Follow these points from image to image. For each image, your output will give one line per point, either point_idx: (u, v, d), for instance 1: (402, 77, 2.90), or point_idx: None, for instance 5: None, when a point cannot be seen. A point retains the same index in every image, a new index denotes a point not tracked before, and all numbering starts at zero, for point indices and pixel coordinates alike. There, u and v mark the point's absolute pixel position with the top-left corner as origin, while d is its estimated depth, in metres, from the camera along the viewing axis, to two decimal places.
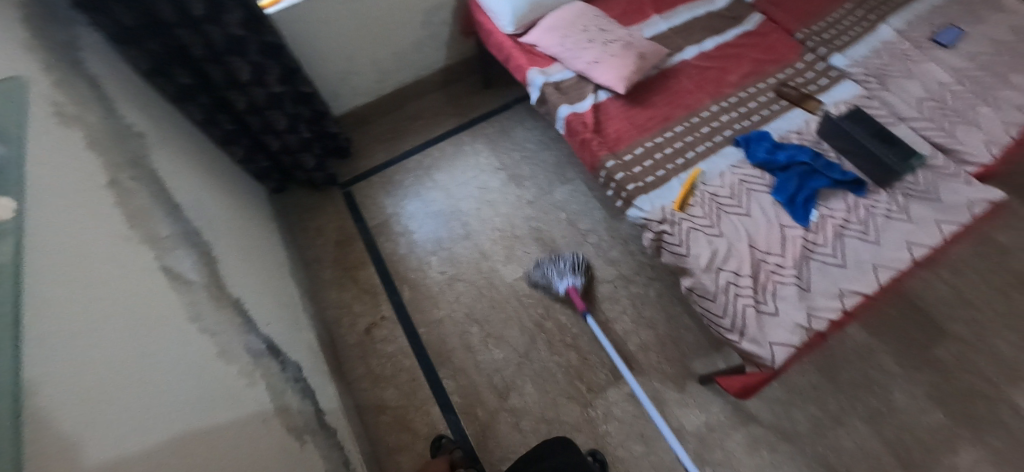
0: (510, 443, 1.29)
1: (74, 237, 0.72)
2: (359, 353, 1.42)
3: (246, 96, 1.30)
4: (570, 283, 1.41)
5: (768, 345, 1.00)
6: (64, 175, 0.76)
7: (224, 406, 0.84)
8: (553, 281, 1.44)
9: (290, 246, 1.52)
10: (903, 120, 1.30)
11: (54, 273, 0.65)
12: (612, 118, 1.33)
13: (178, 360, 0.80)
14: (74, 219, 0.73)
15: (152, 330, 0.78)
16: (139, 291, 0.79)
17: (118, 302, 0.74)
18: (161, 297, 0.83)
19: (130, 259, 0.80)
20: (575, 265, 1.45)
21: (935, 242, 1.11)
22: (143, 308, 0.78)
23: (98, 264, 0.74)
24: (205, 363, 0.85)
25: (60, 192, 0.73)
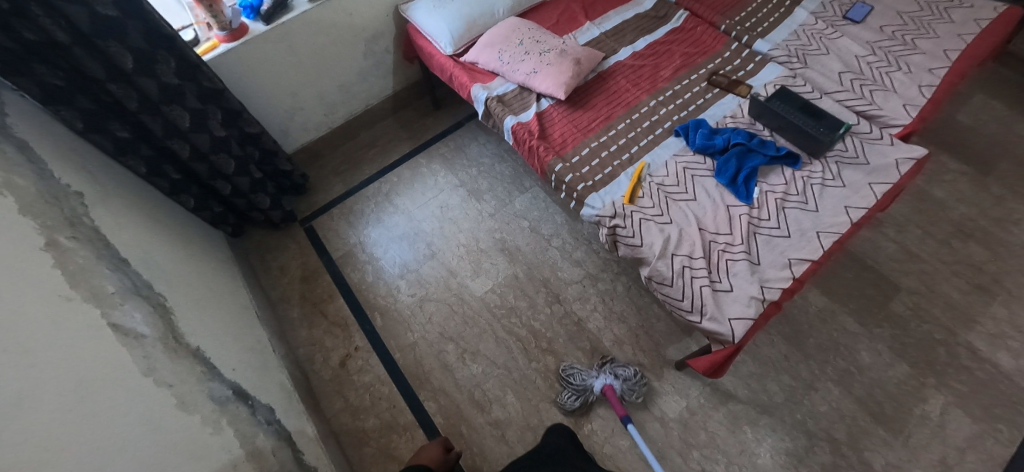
0: (497, 456, 1.29)
1: (6, 304, 0.70)
2: (336, 387, 1.40)
3: (189, 144, 1.29)
4: (606, 382, 1.29)
5: (727, 321, 1.03)
6: None
7: (185, 460, 0.82)
8: (588, 382, 1.32)
9: (253, 289, 1.50)
10: (827, 93, 1.38)
11: None
12: (555, 123, 1.37)
13: (129, 419, 0.78)
14: (5, 286, 0.71)
15: (99, 391, 0.76)
16: (82, 352, 0.77)
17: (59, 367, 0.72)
18: (108, 355, 0.81)
19: (72, 320, 0.78)
20: (628, 380, 1.31)
21: (870, 203, 1.17)
22: (87, 369, 0.76)
23: (32, 330, 0.71)
24: (162, 419, 0.82)
25: None
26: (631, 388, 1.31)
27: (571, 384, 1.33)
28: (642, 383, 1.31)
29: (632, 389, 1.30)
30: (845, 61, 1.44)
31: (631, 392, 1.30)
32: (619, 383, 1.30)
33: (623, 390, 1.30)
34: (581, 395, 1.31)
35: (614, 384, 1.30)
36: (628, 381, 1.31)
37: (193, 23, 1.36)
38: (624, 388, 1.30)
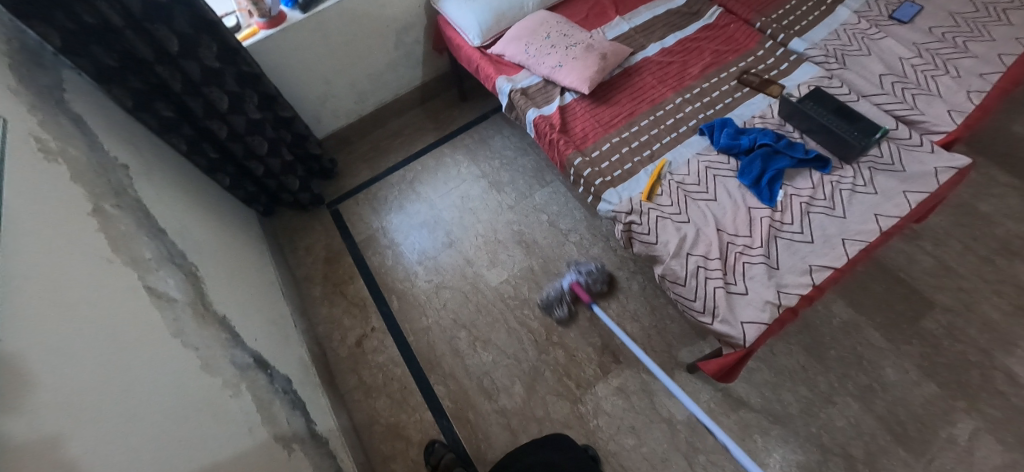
0: (502, 444, 1.31)
1: (57, 259, 0.76)
2: (351, 365, 1.45)
3: (227, 124, 1.36)
4: (571, 277, 1.45)
5: (739, 324, 1.00)
6: (50, 203, 0.81)
7: (207, 417, 0.87)
8: (559, 284, 1.48)
9: (280, 266, 1.57)
10: (865, 96, 1.32)
11: (37, 293, 0.70)
12: (578, 117, 1.37)
13: (162, 373, 0.83)
14: (57, 243, 0.77)
15: (135, 346, 0.81)
16: (122, 309, 0.83)
17: (101, 320, 0.78)
18: (144, 314, 0.87)
19: (114, 280, 0.85)
20: (591, 272, 1.47)
21: (903, 211, 1.11)
22: (126, 325, 0.82)
23: (80, 284, 0.78)
24: (188, 378, 0.88)
25: (44, 218, 0.78)
26: (595, 278, 1.46)
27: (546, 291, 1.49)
28: (603, 273, 1.47)
29: (596, 279, 1.45)
30: (888, 62, 1.37)
31: (596, 281, 1.45)
32: (583, 278, 1.46)
33: (589, 282, 1.45)
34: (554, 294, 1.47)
35: (580, 279, 1.46)
36: (593, 275, 1.47)
37: (236, 10, 1.43)
38: (588, 279, 1.45)
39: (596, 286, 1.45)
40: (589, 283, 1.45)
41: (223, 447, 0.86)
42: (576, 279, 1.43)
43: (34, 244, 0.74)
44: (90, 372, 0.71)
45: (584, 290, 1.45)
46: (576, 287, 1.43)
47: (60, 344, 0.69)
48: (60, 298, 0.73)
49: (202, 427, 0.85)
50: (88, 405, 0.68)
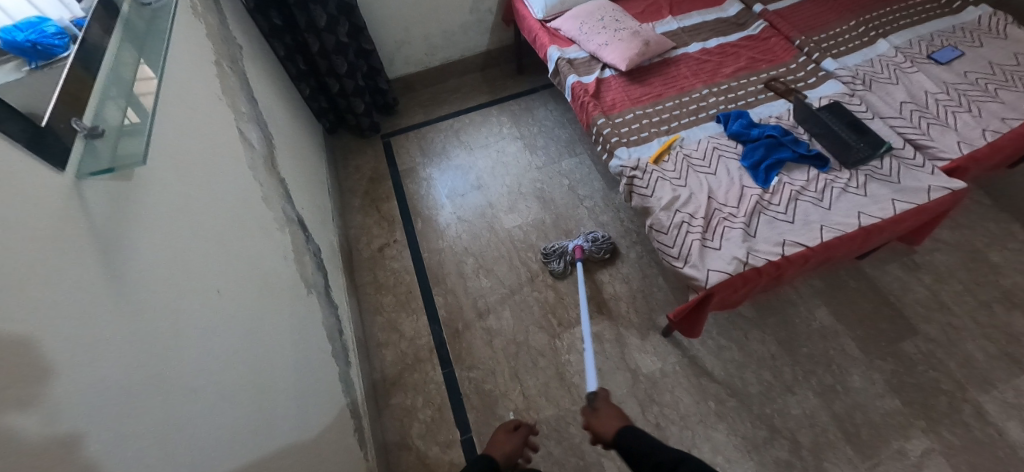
0: (481, 355, 1.47)
1: (192, 76, 1.03)
2: (370, 265, 1.66)
3: (319, 40, 1.61)
4: (576, 242, 1.56)
5: (706, 270, 1.12)
6: (192, 44, 1.07)
7: (259, 229, 1.09)
8: (563, 249, 1.57)
9: (331, 174, 1.82)
10: (881, 118, 1.41)
11: (178, 88, 0.96)
12: (611, 89, 1.54)
13: (239, 184, 1.07)
14: (193, 69, 1.04)
15: (224, 159, 1.05)
16: (223, 129, 1.08)
17: (209, 130, 1.02)
18: (235, 141, 1.12)
19: (222, 110, 1.11)
20: (596, 239, 1.58)
21: (886, 215, 1.19)
22: (224, 140, 1.07)
23: (202, 98, 1.04)
24: (250, 197, 1.10)
25: (187, 48, 1.04)
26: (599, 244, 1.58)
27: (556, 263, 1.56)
28: (607, 240, 1.58)
29: (600, 244, 1.56)
30: (913, 93, 1.45)
31: (600, 248, 1.56)
32: (588, 243, 1.57)
33: (593, 247, 1.56)
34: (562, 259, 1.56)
35: (586, 245, 1.57)
36: (594, 239, 1.58)
37: None
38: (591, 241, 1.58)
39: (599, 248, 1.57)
40: (592, 248, 1.56)
41: (264, 253, 1.08)
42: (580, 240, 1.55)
43: (183, 59, 1.01)
44: (194, 157, 0.93)
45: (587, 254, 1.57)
46: (584, 252, 1.53)
47: (183, 127, 0.93)
48: (188, 103, 0.98)
49: (256, 236, 1.07)
50: (194, 170, 0.92)
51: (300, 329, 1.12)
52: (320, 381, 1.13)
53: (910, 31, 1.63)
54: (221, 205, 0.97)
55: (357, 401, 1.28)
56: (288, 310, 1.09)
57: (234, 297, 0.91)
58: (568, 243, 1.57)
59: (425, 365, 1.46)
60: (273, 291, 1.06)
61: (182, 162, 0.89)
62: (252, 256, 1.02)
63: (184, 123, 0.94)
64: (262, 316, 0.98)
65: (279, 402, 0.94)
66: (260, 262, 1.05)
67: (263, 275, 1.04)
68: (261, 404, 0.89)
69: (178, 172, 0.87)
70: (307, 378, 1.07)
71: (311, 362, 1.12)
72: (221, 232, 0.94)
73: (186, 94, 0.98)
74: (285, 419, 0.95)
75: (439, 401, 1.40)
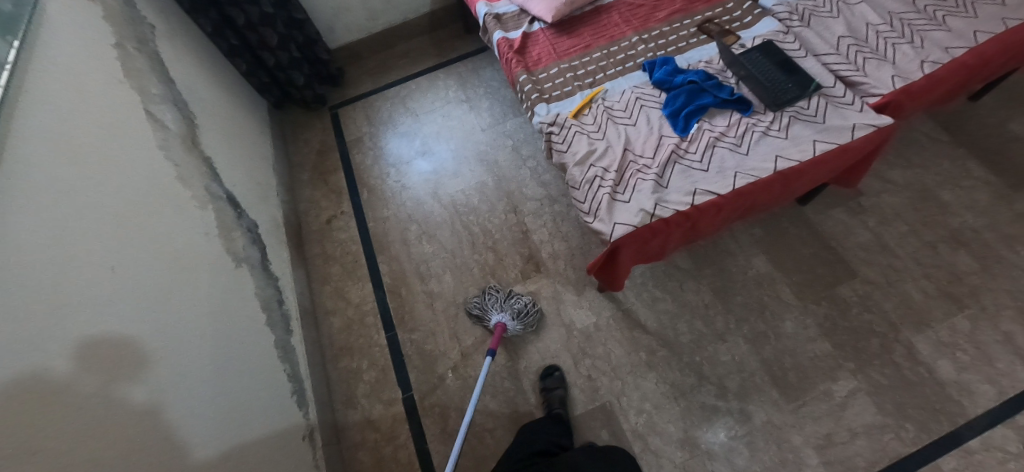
0: (422, 318, 1.50)
1: (65, 51, 1.00)
2: (318, 237, 1.69)
3: (244, 13, 1.58)
4: (500, 319, 1.37)
5: (612, 224, 1.12)
6: (66, 19, 1.04)
7: (167, 198, 1.11)
8: (488, 311, 1.41)
9: (278, 149, 1.83)
10: (816, 55, 1.35)
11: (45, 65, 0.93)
12: (538, 44, 1.50)
13: (139, 155, 1.08)
14: (71, 46, 1.02)
15: (118, 133, 1.05)
16: (113, 102, 1.07)
17: (100, 111, 1.02)
18: (137, 118, 1.12)
19: (114, 85, 1.09)
20: (522, 326, 1.39)
21: (805, 157, 1.16)
22: (116, 112, 1.07)
23: (84, 73, 1.02)
24: (154, 173, 1.10)
25: (56, 23, 1.01)
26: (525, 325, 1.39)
27: (476, 306, 1.44)
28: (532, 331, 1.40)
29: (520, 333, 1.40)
30: (853, 27, 1.38)
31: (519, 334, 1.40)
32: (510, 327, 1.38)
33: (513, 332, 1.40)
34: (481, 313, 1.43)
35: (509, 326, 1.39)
36: (521, 322, 1.39)
37: None
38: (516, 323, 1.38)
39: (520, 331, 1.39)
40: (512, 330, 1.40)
41: (173, 226, 1.10)
42: (500, 324, 1.35)
43: (50, 35, 0.98)
44: (79, 142, 0.94)
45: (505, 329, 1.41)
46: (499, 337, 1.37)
47: (58, 106, 0.92)
48: (67, 82, 0.97)
49: (163, 206, 1.09)
50: (76, 149, 0.93)
51: (224, 298, 1.17)
52: (251, 346, 1.19)
53: None
54: (117, 185, 0.99)
55: (299, 367, 1.34)
56: (205, 282, 1.13)
57: (138, 268, 0.96)
58: (493, 314, 1.38)
59: (369, 330, 1.50)
60: (186, 256, 1.10)
61: (64, 144, 0.90)
62: (158, 223, 1.06)
63: (58, 101, 0.93)
64: (174, 289, 1.03)
65: (212, 366, 1.05)
66: (169, 228, 1.08)
67: (173, 240, 1.08)
68: (190, 356, 0.99)
69: (57, 155, 0.88)
70: (235, 343, 1.15)
71: (238, 330, 1.17)
72: (119, 206, 0.97)
73: (58, 76, 0.95)
74: (227, 362, 1.09)
75: (382, 362, 1.45)
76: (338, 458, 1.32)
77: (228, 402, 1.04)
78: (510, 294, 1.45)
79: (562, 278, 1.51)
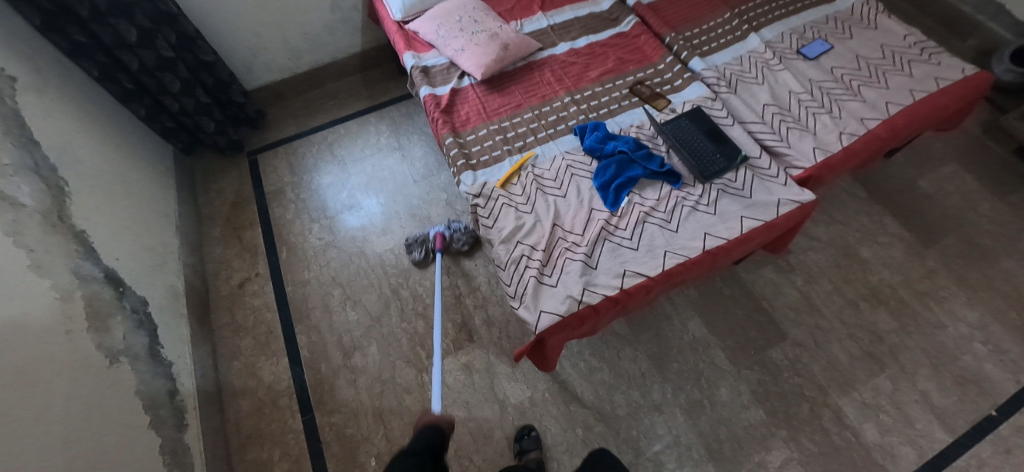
0: (343, 397, 1.37)
1: None
2: (227, 304, 1.52)
3: (138, 57, 1.40)
4: (438, 228, 1.53)
5: (538, 312, 1.10)
6: None
7: (20, 279, 0.97)
8: (424, 233, 1.55)
9: (184, 201, 1.64)
10: (742, 122, 1.37)
11: None
12: (467, 102, 1.44)
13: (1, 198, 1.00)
14: None
15: None
16: None
17: None
18: None
19: None
20: (457, 230, 1.55)
21: (732, 235, 1.19)
22: None
23: None
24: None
25: None
26: (461, 232, 1.55)
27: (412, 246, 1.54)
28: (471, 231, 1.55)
29: (460, 236, 1.53)
30: (777, 94, 1.41)
31: (460, 238, 1.53)
32: (449, 231, 1.54)
33: (454, 236, 1.54)
34: (421, 245, 1.53)
35: (448, 231, 1.54)
36: (457, 229, 1.56)
37: None
38: (452, 229, 1.54)
39: (458, 239, 1.53)
40: (453, 237, 1.54)
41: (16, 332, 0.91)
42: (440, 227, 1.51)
43: None
44: None
45: (447, 242, 1.55)
46: (443, 240, 1.51)
47: None
48: None
49: (26, 274, 0.98)
50: None
51: (112, 346, 1.12)
52: (124, 463, 1.01)
53: (783, 23, 1.55)
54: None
55: (193, 469, 1.17)
56: (66, 389, 0.97)
57: (20, 325, 0.93)
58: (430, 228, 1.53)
59: (284, 413, 1.36)
60: (65, 288, 1.06)
61: None
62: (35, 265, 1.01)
63: None
64: (61, 353, 0.99)
65: (111, 425, 1.02)
66: (49, 262, 1.05)
67: (58, 273, 1.06)
68: (96, 382, 1.04)
69: None
70: (127, 408, 1.08)
71: (104, 447, 0.98)
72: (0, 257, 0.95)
73: None
74: (139, 366, 1.16)
75: (296, 452, 1.30)
76: None
77: (150, 401, 1.15)
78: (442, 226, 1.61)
79: (496, 346, 1.43)
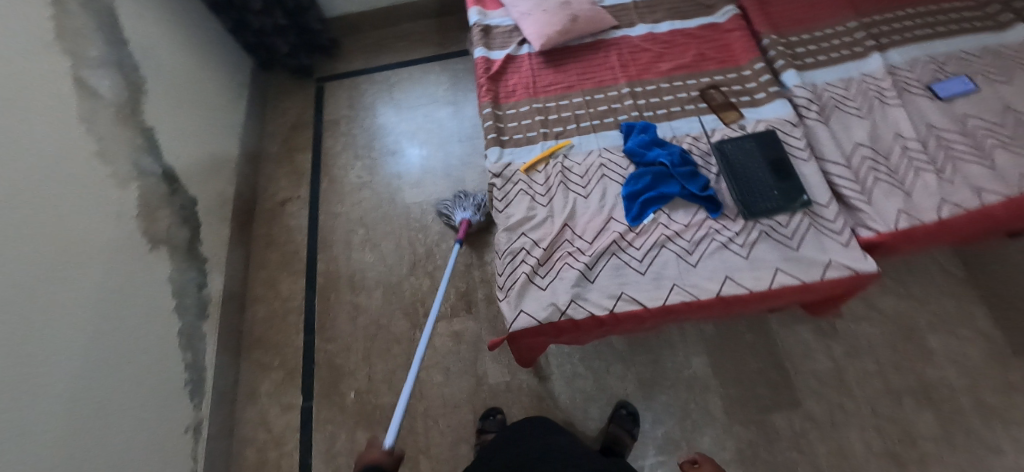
0: (341, 329, 1.47)
1: None
2: (268, 218, 1.66)
3: None
4: (465, 215, 1.45)
5: (517, 310, 1.08)
6: None
7: (85, 165, 1.11)
8: (452, 212, 1.49)
9: (251, 115, 1.77)
10: (820, 159, 1.17)
11: None
12: (519, 72, 1.36)
13: (83, 89, 1.13)
14: None
15: (54, 79, 1.07)
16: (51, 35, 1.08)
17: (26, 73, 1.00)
18: (62, 77, 1.09)
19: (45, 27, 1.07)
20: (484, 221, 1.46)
21: (756, 286, 1.04)
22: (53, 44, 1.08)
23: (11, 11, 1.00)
24: (64, 152, 1.06)
25: None
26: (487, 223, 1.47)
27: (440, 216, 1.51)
28: None
29: None
30: (877, 134, 1.17)
31: None
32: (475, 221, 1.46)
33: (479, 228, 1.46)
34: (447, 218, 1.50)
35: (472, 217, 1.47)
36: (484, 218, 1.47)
37: None
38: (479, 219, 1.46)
39: None
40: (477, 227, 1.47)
41: (71, 213, 1.05)
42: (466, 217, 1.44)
43: None
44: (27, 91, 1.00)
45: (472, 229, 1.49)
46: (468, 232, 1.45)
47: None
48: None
49: (90, 161, 1.12)
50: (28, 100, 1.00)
51: (156, 235, 1.27)
52: (139, 342, 1.16)
53: (920, 47, 1.27)
54: (63, 134, 1.07)
55: (204, 354, 1.35)
56: (110, 265, 1.13)
57: (80, 205, 1.08)
58: (457, 211, 1.46)
59: (290, 328, 1.49)
60: (123, 177, 1.20)
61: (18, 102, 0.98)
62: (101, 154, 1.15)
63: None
64: (113, 234, 1.14)
65: (143, 303, 1.19)
66: (116, 153, 1.20)
67: (121, 163, 1.20)
68: (137, 265, 1.20)
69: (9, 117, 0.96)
70: (159, 291, 1.24)
71: (126, 324, 1.13)
72: (73, 144, 1.09)
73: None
74: (176, 256, 1.32)
75: (292, 365, 1.44)
76: (226, 447, 1.34)
77: (179, 289, 1.31)
78: (462, 195, 1.54)
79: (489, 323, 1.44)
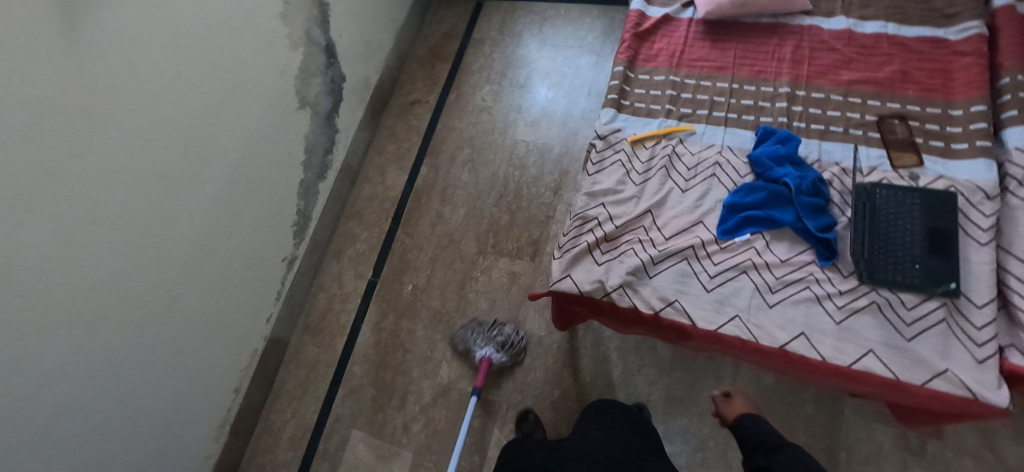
0: (420, 231, 1.60)
1: None
2: (396, 112, 1.81)
3: None
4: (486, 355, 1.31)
5: (564, 274, 1.04)
6: None
7: (269, 24, 1.29)
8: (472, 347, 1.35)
9: (413, 15, 1.89)
10: (1005, 251, 0.90)
11: None
12: (671, 37, 1.27)
13: None
14: None
15: None
16: None
17: None
18: None
19: None
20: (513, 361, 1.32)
21: (834, 358, 0.87)
22: None
23: None
24: (252, 6, 1.24)
25: None
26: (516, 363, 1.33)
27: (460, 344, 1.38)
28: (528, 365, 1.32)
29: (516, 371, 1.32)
30: None
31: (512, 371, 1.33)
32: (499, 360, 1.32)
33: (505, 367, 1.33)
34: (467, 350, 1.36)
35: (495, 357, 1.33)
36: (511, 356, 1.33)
37: None
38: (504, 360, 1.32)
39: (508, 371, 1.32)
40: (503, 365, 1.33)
41: (246, 58, 1.24)
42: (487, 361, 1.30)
43: None
44: None
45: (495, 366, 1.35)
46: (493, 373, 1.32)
47: None
48: None
49: (273, 22, 1.30)
50: None
51: (305, 99, 1.46)
52: (270, 184, 1.38)
53: None
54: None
55: (313, 208, 1.57)
56: (267, 113, 1.33)
57: (257, 56, 1.27)
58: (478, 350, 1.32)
59: (383, 212, 1.66)
60: (295, 42, 1.39)
61: None
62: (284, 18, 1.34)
63: None
64: (275, 89, 1.35)
65: (281, 153, 1.40)
66: (295, 20, 1.37)
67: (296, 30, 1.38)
68: (285, 120, 1.40)
69: None
70: (295, 147, 1.45)
71: (264, 165, 1.35)
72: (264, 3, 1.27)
73: None
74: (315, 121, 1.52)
75: (372, 244, 1.62)
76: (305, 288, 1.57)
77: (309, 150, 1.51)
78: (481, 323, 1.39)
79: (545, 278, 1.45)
